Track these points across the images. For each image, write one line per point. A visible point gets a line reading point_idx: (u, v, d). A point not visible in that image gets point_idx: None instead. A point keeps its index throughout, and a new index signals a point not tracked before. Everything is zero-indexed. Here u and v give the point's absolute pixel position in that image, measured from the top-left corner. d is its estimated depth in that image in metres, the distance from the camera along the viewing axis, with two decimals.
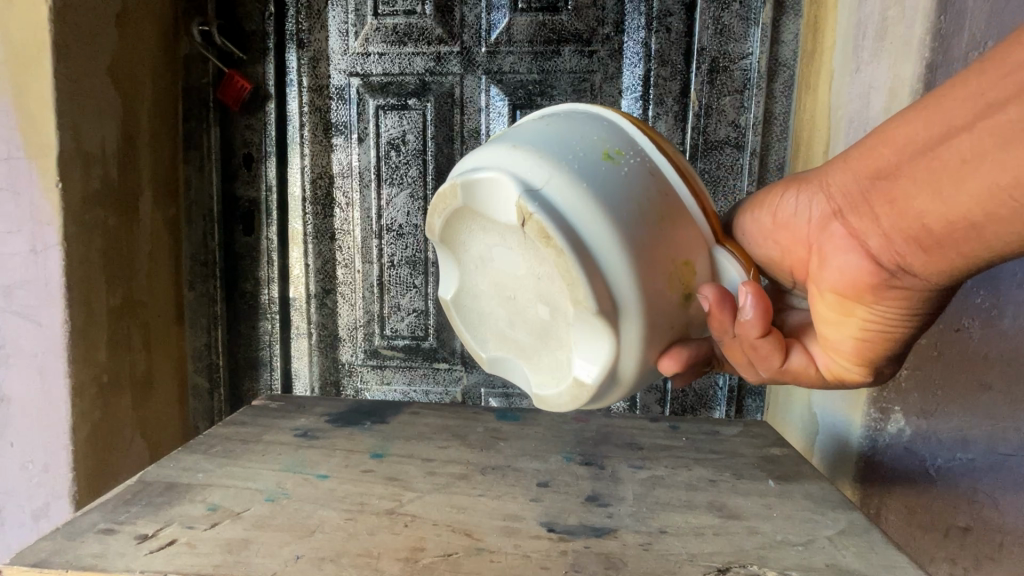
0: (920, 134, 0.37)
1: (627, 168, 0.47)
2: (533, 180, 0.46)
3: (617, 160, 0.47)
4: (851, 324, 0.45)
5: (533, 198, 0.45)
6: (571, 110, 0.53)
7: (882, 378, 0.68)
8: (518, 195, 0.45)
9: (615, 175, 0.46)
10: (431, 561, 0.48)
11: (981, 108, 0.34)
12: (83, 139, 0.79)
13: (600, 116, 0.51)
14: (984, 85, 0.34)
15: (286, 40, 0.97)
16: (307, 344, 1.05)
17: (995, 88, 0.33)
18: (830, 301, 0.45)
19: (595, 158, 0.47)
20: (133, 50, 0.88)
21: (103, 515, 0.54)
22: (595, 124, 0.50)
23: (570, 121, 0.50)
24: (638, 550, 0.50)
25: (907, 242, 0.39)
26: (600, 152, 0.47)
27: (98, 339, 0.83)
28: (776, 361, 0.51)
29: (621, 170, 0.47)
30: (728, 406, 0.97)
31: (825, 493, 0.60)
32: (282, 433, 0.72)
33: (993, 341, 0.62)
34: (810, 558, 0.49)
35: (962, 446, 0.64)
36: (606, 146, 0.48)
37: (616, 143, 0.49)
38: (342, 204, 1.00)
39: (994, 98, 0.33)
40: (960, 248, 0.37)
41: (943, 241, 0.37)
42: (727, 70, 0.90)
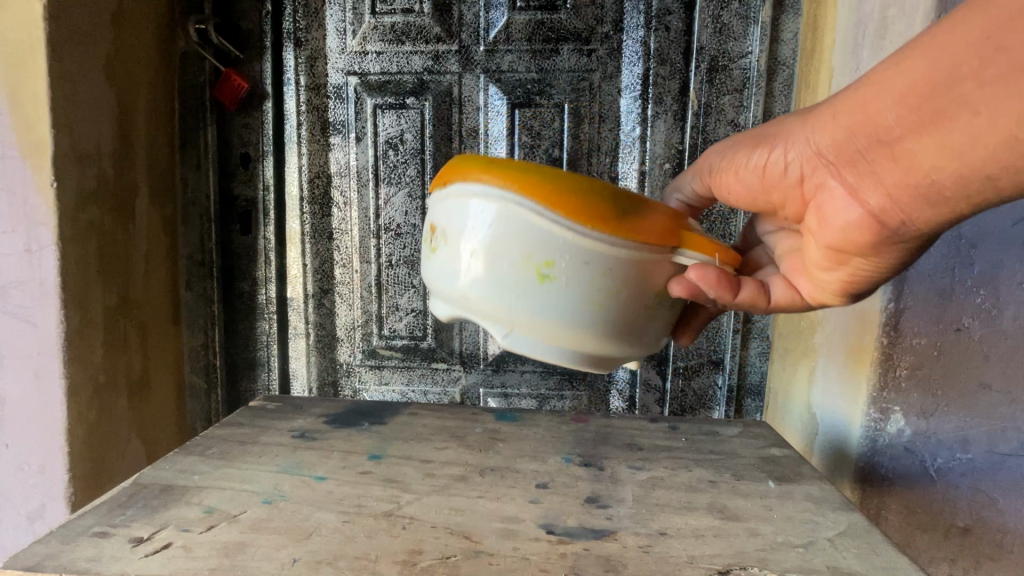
0: (922, 84, 0.38)
1: (563, 270, 0.50)
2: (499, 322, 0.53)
3: (551, 270, 0.50)
4: (845, 270, 0.50)
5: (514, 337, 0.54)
6: (476, 212, 0.51)
7: (882, 378, 0.67)
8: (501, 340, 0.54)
9: (557, 286, 0.51)
10: (429, 564, 0.48)
11: (987, 54, 0.35)
12: (78, 138, 0.78)
13: (509, 207, 0.50)
14: (986, 29, 0.35)
15: (283, 39, 0.97)
16: (305, 344, 1.04)
17: (997, 32, 0.35)
18: (835, 250, 0.49)
19: (536, 285, 0.51)
20: (129, 48, 0.87)
21: (98, 518, 0.54)
22: (509, 235, 0.50)
23: (488, 246, 0.51)
24: (638, 552, 0.50)
25: (917, 188, 0.41)
26: (533, 272, 0.50)
27: (94, 339, 0.82)
28: (763, 302, 0.57)
29: (561, 283, 0.51)
30: (727, 406, 0.97)
31: (825, 493, 0.60)
32: (279, 434, 0.72)
33: (993, 341, 0.62)
34: (811, 559, 0.49)
35: (962, 445, 0.64)
36: (536, 266, 0.50)
37: (538, 244, 0.50)
38: (340, 204, 1.00)
39: (999, 41, 0.35)
40: (966, 190, 0.40)
41: (951, 185, 0.40)
42: (726, 69, 0.90)
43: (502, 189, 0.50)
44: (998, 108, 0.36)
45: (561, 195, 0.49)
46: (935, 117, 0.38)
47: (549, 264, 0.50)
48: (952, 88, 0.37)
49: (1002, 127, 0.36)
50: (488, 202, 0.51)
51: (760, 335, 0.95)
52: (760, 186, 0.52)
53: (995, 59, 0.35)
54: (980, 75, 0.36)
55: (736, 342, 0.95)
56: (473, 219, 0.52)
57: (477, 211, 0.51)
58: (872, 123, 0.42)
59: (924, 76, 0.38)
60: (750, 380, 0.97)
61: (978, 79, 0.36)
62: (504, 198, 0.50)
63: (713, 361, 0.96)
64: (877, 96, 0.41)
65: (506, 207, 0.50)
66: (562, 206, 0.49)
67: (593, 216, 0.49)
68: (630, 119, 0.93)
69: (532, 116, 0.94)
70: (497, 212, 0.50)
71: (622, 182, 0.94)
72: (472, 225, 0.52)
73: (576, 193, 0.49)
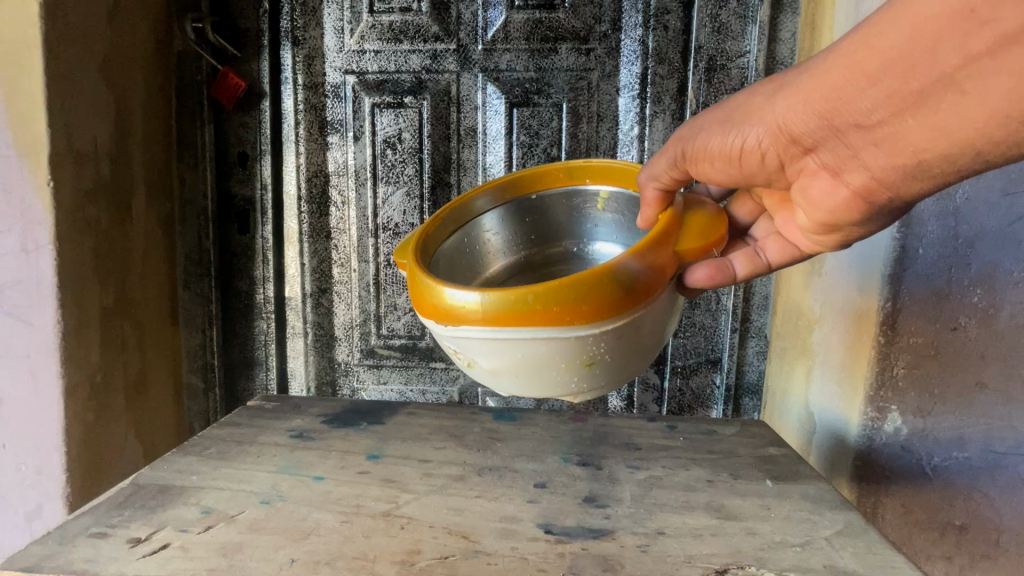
0: (905, 61, 0.38)
1: (592, 348, 0.50)
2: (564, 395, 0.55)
3: (587, 354, 0.51)
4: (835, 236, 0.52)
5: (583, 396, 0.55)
6: (479, 348, 0.51)
7: (880, 377, 0.69)
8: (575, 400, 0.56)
9: (595, 358, 0.51)
10: (427, 565, 0.48)
11: (972, 27, 0.35)
12: (74, 137, 0.78)
13: (508, 336, 0.49)
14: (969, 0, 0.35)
15: (281, 37, 0.96)
16: (303, 344, 1.04)
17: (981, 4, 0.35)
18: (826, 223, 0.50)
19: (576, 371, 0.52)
20: (125, 47, 0.87)
21: (95, 519, 0.54)
22: (523, 353, 0.50)
23: (510, 365, 0.51)
24: (636, 551, 0.50)
25: (906, 163, 0.43)
26: (569, 362, 0.51)
27: (91, 339, 0.82)
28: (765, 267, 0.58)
29: (604, 360, 0.52)
30: (725, 405, 0.97)
31: (823, 492, 0.60)
32: (277, 434, 0.72)
33: (990, 341, 0.61)
34: (808, 559, 0.49)
35: (957, 443, 0.64)
36: (568, 359, 0.51)
37: (554, 348, 0.50)
38: (338, 203, 1.00)
39: (984, 15, 0.35)
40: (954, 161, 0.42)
41: (940, 160, 0.41)
42: (724, 68, 0.90)
43: (493, 326, 0.48)
44: (988, 83, 0.36)
45: (552, 310, 0.47)
46: (921, 95, 0.39)
47: (578, 353, 0.50)
48: (938, 66, 0.37)
49: (992, 100, 0.37)
50: (485, 341, 0.50)
51: (757, 334, 0.95)
52: (735, 174, 0.51)
53: (982, 32, 0.35)
54: (966, 51, 0.36)
55: (734, 341, 0.95)
56: (481, 352, 0.51)
57: (479, 347, 0.51)
58: (854, 105, 0.42)
59: (906, 53, 0.38)
60: (748, 379, 0.97)
61: (965, 55, 0.36)
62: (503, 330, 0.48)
63: (710, 360, 0.96)
64: (857, 76, 0.41)
65: (505, 338, 0.49)
66: (558, 317, 0.47)
67: (593, 310, 0.48)
68: (628, 118, 0.93)
69: (530, 115, 0.94)
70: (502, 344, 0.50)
71: None
72: (483, 356, 0.52)
73: (561, 301, 0.47)
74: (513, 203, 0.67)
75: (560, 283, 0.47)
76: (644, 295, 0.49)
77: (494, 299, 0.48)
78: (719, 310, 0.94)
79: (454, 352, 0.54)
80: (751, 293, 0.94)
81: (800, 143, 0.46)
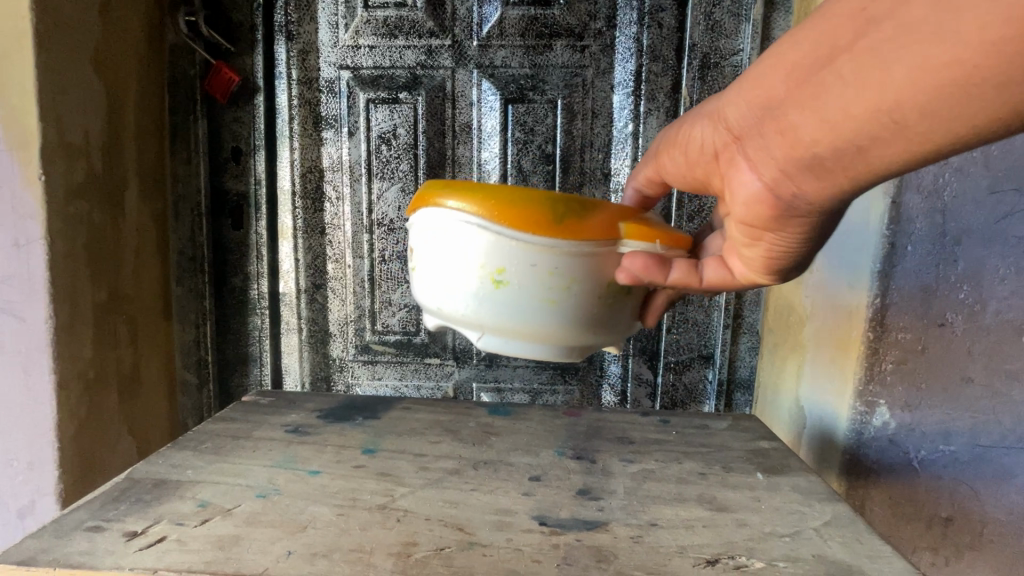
0: (820, 46, 0.35)
1: (536, 282, 0.54)
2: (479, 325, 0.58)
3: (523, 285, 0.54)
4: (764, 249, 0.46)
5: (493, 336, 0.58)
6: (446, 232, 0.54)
7: (869, 372, 0.69)
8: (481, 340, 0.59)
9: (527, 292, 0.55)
10: (423, 556, 0.48)
11: (882, 14, 0.32)
12: (66, 130, 0.77)
13: (474, 229, 0.53)
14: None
15: (275, 32, 0.96)
16: (297, 339, 1.04)
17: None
18: (745, 229, 0.46)
19: (491, 291, 0.54)
20: (117, 41, 0.86)
21: (91, 513, 0.54)
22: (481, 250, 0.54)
23: (459, 260, 0.54)
24: (629, 542, 0.51)
25: (813, 165, 0.38)
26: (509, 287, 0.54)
27: (83, 335, 0.82)
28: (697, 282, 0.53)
29: (513, 284, 0.54)
30: (717, 400, 0.98)
31: (812, 485, 0.61)
32: (272, 430, 0.72)
33: (975, 335, 0.63)
34: (797, 548, 0.50)
35: (944, 438, 0.65)
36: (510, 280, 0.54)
37: (502, 256, 0.53)
38: (333, 199, 1.00)
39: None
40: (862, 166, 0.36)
41: (844, 163, 0.36)
42: (718, 66, 0.90)
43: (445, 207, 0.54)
44: (886, 72, 0.32)
45: (489, 200, 0.52)
46: (829, 86, 0.35)
47: (518, 277, 0.54)
48: (844, 51, 0.34)
49: (893, 94, 0.32)
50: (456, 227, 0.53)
51: (749, 330, 0.96)
52: (687, 167, 0.49)
53: (889, 16, 0.31)
54: (871, 36, 0.32)
55: (726, 337, 0.96)
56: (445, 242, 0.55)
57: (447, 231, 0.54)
58: (765, 94, 0.38)
59: (823, 40, 0.35)
60: (740, 375, 0.97)
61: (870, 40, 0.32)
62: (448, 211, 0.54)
63: (703, 356, 0.97)
64: (777, 60, 0.37)
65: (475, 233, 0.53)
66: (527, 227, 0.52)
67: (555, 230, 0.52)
68: (623, 115, 0.94)
69: (525, 112, 0.94)
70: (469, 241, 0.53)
71: (615, 179, 0.95)
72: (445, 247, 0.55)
73: (504, 195, 0.52)
74: None
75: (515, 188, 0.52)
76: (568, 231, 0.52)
77: (456, 188, 0.54)
78: (712, 307, 0.95)
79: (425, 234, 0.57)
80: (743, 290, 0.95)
81: (728, 134, 0.43)
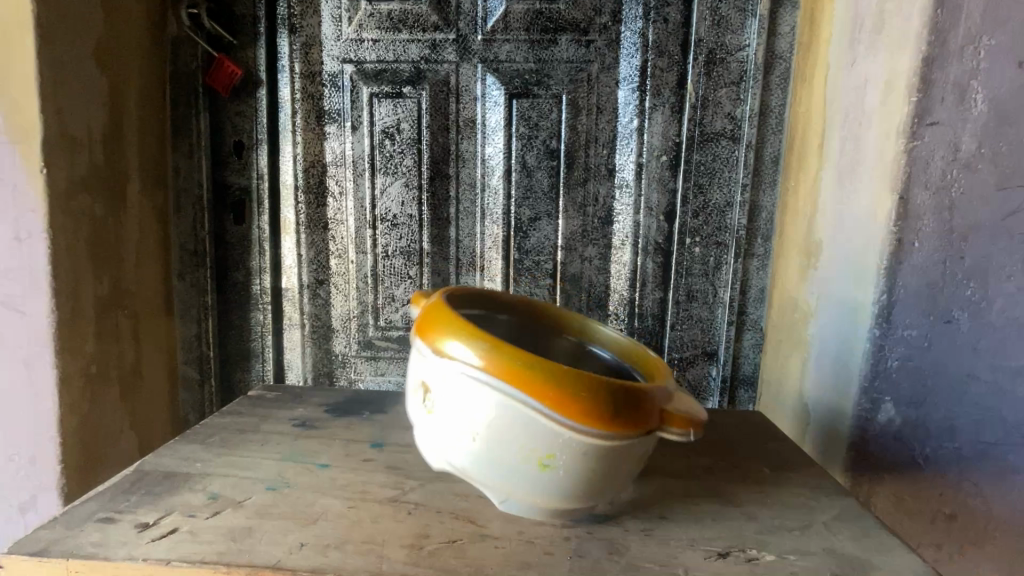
0: None
1: (518, 457, 0.49)
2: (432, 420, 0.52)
3: (502, 404, 0.48)
4: None
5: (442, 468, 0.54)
6: (444, 380, 0.50)
7: (874, 369, 0.68)
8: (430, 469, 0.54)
9: (485, 471, 0.51)
10: (435, 548, 0.48)
11: None
12: (68, 122, 0.77)
13: (507, 398, 0.47)
14: None
15: (278, 25, 0.95)
16: (300, 335, 1.03)
17: None
18: None
19: (524, 460, 0.49)
20: (119, 33, 0.86)
21: (101, 505, 0.53)
22: (465, 396, 0.49)
23: (471, 414, 0.49)
24: (640, 535, 0.51)
25: None
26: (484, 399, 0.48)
27: (86, 328, 0.81)
28: None
29: (554, 464, 0.48)
30: (721, 397, 0.98)
31: (820, 479, 0.61)
32: (279, 424, 0.72)
33: (981, 332, 0.65)
34: (807, 542, 0.50)
35: (950, 435, 0.68)
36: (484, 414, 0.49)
37: (537, 436, 0.48)
38: (335, 193, 0.99)
39: None
40: None
41: None
42: (723, 62, 0.90)
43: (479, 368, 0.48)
44: None
45: (528, 391, 0.47)
46: None
47: (487, 435, 0.49)
48: None
49: None
50: (461, 372, 0.49)
51: (754, 326, 0.96)
52: None
53: None
54: None
55: (730, 333, 0.95)
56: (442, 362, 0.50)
57: (446, 376, 0.50)
58: None
59: None
60: (743, 371, 0.97)
61: None
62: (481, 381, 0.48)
63: (707, 352, 0.97)
64: None
65: (474, 374, 0.49)
66: (529, 379, 0.47)
67: (560, 401, 0.47)
68: (628, 111, 0.93)
69: (529, 107, 0.94)
70: (472, 348, 0.49)
71: (619, 174, 0.95)
72: (438, 385, 0.51)
73: (540, 384, 0.47)
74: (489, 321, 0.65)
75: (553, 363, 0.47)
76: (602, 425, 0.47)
77: (494, 352, 0.48)
78: (717, 303, 0.95)
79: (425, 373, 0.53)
80: (748, 287, 0.95)
81: None
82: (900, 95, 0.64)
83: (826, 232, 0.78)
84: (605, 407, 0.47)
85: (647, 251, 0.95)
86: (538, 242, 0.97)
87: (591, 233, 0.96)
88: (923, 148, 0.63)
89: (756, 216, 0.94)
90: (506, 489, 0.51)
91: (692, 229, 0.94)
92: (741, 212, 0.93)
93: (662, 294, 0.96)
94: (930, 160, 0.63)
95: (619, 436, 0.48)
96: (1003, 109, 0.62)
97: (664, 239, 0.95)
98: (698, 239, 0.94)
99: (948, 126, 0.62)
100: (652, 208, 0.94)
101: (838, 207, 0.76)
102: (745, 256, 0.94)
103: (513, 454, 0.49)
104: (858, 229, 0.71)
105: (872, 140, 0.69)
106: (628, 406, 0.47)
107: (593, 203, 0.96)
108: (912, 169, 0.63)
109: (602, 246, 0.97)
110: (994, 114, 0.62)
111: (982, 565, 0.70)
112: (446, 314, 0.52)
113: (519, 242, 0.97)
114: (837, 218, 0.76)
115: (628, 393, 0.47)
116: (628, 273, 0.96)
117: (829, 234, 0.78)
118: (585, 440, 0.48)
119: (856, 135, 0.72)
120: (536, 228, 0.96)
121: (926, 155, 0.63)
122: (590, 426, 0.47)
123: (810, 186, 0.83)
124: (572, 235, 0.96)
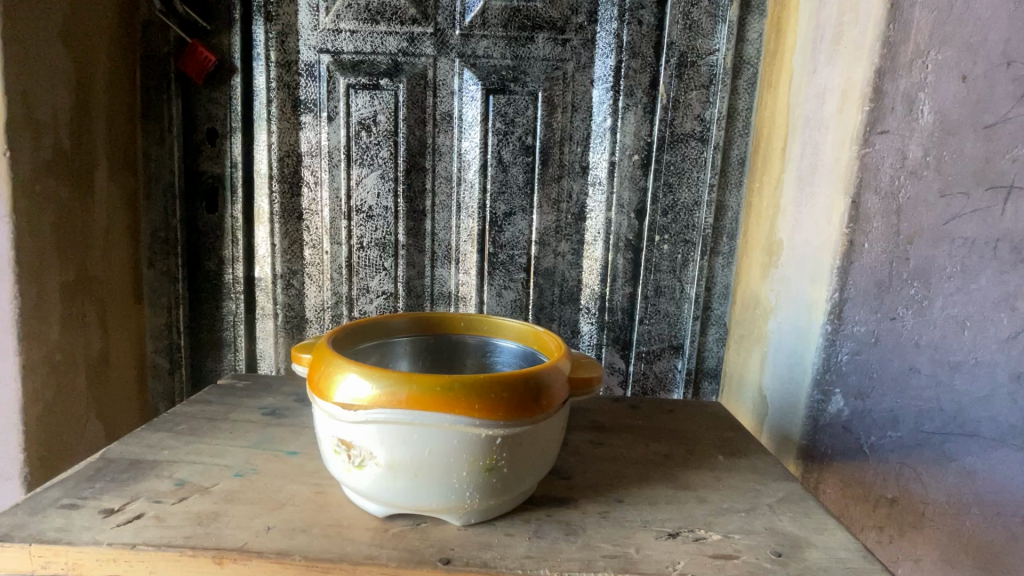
0: None
1: (456, 475, 0.48)
2: (365, 477, 0.50)
3: (433, 431, 0.47)
4: None
5: (389, 514, 0.52)
6: (361, 433, 0.48)
7: (826, 362, 0.71)
8: (376, 515, 0.52)
9: (431, 501, 0.49)
10: (400, 530, 0.50)
11: None
12: (31, 106, 0.76)
13: (414, 419, 0.46)
14: None
15: (252, 13, 0.94)
16: (273, 325, 1.02)
17: None
18: None
19: (463, 475, 0.48)
20: (86, 15, 0.84)
21: (65, 492, 0.54)
22: (393, 440, 0.47)
23: (400, 455, 0.48)
24: (596, 517, 0.54)
25: None
26: (413, 430, 0.47)
27: (50, 315, 0.80)
28: None
29: (495, 472, 0.49)
30: (685, 388, 1.01)
31: (769, 466, 0.65)
32: (249, 412, 0.72)
33: (921, 329, 0.70)
34: (751, 522, 0.54)
35: (892, 425, 0.72)
36: (417, 445, 0.47)
37: (462, 447, 0.47)
38: (311, 184, 0.98)
39: None
40: None
41: None
42: (694, 65, 0.93)
43: (380, 411, 0.47)
44: None
45: (440, 409, 0.46)
46: None
47: (425, 464, 0.48)
48: None
49: None
50: (365, 416, 0.47)
51: (718, 319, 1.00)
52: None
53: None
54: None
55: (695, 326, 0.99)
56: (351, 419, 0.48)
57: (361, 429, 0.48)
58: None
59: None
60: (708, 364, 1.01)
61: None
62: (385, 421, 0.47)
63: (673, 346, 1.00)
64: None
65: (392, 416, 0.47)
66: (449, 400, 0.46)
67: (488, 407, 0.47)
68: (601, 110, 0.95)
69: (506, 103, 0.95)
70: (379, 386, 0.47)
71: (593, 171, 0.97)
72: (359, 440, 0.48)
73: (447, 400, 0.46)
74: (419, 339, 0.67)
75: (451, 375, 0.47)
76: (526, 414, 0.48)
77: (388, 386, 0.47)
78: (683, 298, 0.99)
79: (335, 435, 0.50)
80: (713, 283, 0.99)
81: None
82: (855, 104, 0.67)
83: (787, 232, 0.82)
84: (525, 398, 0.48)
85: (618, 247, 0.98)
86: (512, 237, 0.98)
87: (564, 229, 0.99)
88: (874, 155, 0.67)
89: (723, 216, 0.97)
90: (461, 509, 0.50)
91: (661, 227, 0.97)
92: (708, 212, 0.96)
93: (631, 289, 0.99)
94: (880, 165, 0.67)
95: (544, 418, 0.50)
96: (947, 120, 0.66)
97: (634, 236, 0.98)
98: (667, 236, 0.97)
99: (898, 134, 0.66)
100: (624, 205, 0.97)
101: (797, 209, 0.79)
102: (711, 254, 0.98)
103: (447, 475, 0.48)
104: (815, 230, 0.74)
105: (829, 147, 0.72)
106: (540, 388, 0.49)
107: (567, 199, 0.98)
108: (865, 173, 0.67)
109: (575, 242, 0.99)
110: (939, 126, 0.66)
111: (919, 545, 0.75)
112: (334, 367, 0.50)
113: (494, 236, 0.99)
114: (797, 219, 0.79)
115: (536, 381, 0.50)
116: (599, 268, 0.99)
117: (789, 236, 0.81)
118: (508, 440, 0.48)
119: (816, 140, 0.76)
120: (510, 222, 0.98)
121: (877, 161, 0.67)
122: (516, 420, 0.48)
123: (772, 187, 0.87)
124: (546, 229, 0.98)
